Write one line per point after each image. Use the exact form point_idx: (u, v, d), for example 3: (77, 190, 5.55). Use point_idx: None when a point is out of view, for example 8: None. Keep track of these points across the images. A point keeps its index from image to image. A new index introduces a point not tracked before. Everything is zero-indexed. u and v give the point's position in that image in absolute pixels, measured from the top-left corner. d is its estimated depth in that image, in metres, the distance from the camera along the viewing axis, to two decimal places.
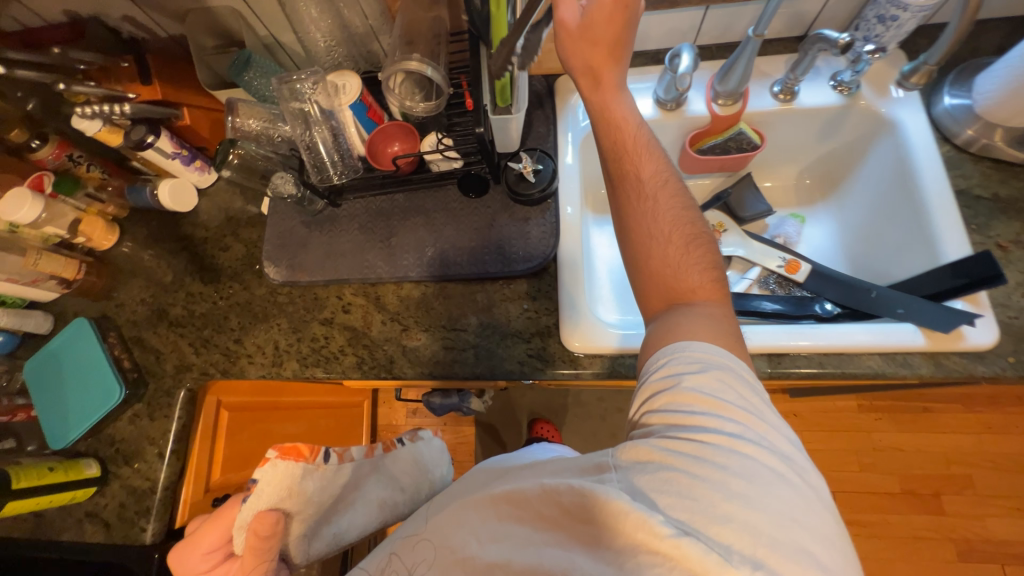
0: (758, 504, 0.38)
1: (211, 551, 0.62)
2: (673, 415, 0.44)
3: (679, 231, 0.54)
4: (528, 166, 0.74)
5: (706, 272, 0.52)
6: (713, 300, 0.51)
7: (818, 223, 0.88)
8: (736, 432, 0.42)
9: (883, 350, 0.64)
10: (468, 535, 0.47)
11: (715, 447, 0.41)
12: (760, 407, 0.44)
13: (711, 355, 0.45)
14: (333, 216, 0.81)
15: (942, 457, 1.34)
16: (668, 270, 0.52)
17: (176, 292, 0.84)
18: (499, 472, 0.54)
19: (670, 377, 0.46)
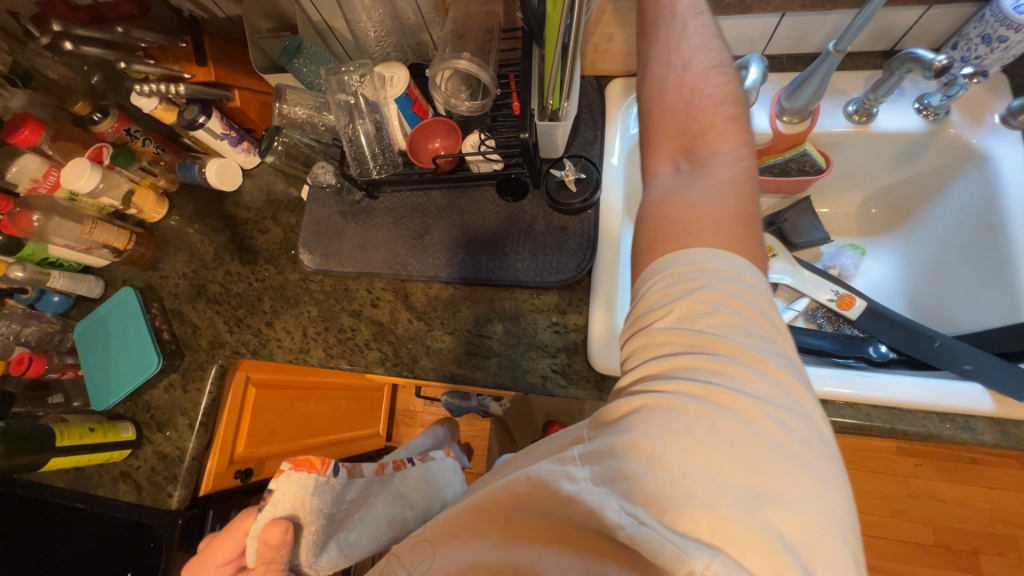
0: (726, 476, 0.32)
1: (222, 565, 0.67)
2: (653, 367, 0.39)
3: (694, 83, 0.50)
4: (571, 174, 0.71)
5: (718, 124, 0.48)
6: (725, 142, 0.47)
7: (880, 257, 0.82)
8: (717, 377, 0.36)
9: (942, 409, 0.58)
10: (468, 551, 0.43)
11: (689, 402, 0.35)
12: (754, 357, 0.37)
13: (699, 279, 0.40)
14: (369, 208, 0.81)
15: (987, 514, 1.25)
16: (678, 116, 0.50)
17: (215, 269, 0.86)
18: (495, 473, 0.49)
19: (653, 315, 0.41)
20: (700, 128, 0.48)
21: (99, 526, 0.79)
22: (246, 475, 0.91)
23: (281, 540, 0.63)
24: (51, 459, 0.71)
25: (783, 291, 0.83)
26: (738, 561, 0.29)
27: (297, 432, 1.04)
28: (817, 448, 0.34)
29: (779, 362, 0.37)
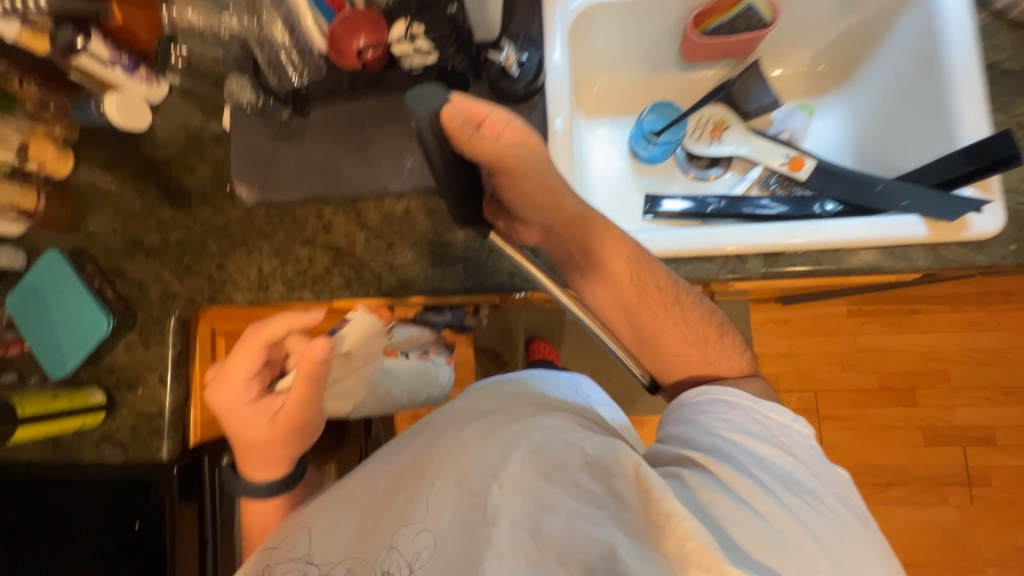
0: (793, 532, 0.42)
1: (249, 377, 0.57)
2: (735, 434, 0.50)
3: (656, 274, 0.62)
4: (511, 57, 0.67)
5: (700, 303, 0.64)
6: (720, 360, 0.63)
7: (830, 115, 0.83)
8: (761, 470, 0.46)
9: (882, 244, 0.62)
10: (474, 461, 0.47)
11: (763, 473, 0.46)
12: (820, 482, 0.47)
13: (741, 405, 0.53)
14: (302, 127, 0.75)
15: (922, 354, 1.40)
16: (676, 322, 0.63)
17: (147, 219, 0.80)
18: (492, 398, 0.59)
19: (718, 399, 0.54)
20: (698, 370, 0.63)
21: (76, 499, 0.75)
22: None
23: (331, 359, 0.55)
24: (17, 431, 0.68)
25: (738, 164, 0.85)
26: None
27: None
28: (868, 526, 0.45)
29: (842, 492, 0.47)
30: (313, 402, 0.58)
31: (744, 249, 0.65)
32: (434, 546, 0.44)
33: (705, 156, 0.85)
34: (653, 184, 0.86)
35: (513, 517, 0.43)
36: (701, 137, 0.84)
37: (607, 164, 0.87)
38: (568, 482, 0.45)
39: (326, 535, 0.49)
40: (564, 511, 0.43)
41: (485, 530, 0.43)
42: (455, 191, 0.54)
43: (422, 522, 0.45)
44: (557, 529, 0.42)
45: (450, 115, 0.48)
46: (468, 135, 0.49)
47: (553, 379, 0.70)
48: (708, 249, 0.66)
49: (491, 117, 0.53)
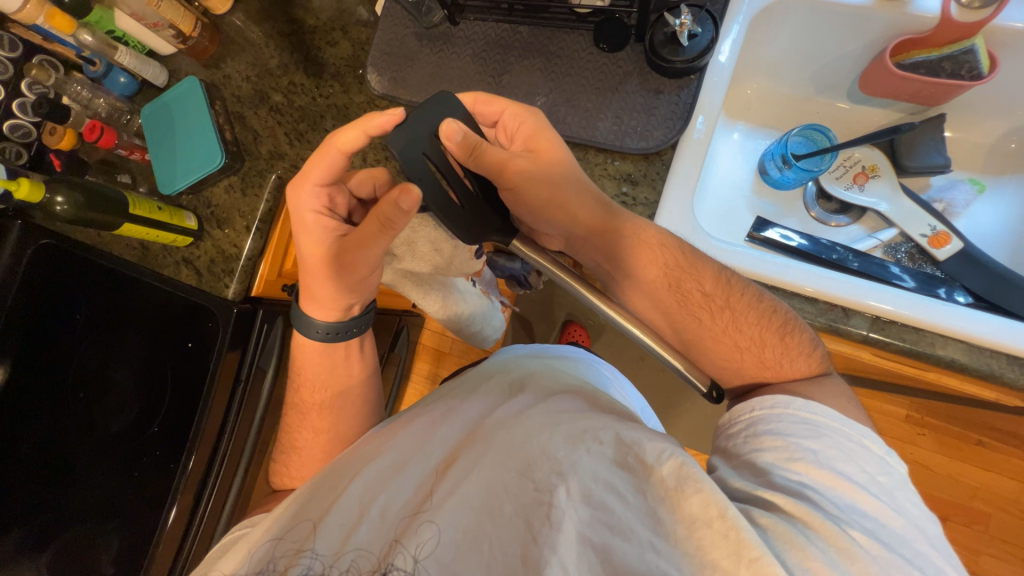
0: None
1: (321, 188, 0.62)
2: (822, 471, 0.45)
3: (703, 269, 0.58)
4: (685, 25, 0.62)
5: (757, 301, 0.56)
6: (782, 361, 0.54)
7: (996, 200, 0.75)
8: (864, 531, 0.41)
9: (1015, 352, 0.56)
10: (540, 451, 0.46)
11: (853, 520, 0.42)
12: (914, 523, 0.43)
13: (829, 429, 0.47)
14: (448, 34, 0.74)
15: (969, 490, 1.27)
16: (727, 325, 0.56)
17: (279, 78, 0.83)
18: (555, 384, 0.57)
19: (803, 422, 0.48)
20: (749, 365, 0.55)
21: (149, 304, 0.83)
22: None
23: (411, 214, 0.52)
24: (126, 225, 0.74)
25: (870, 219, 0.77)
26: None
27: None
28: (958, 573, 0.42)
29: (935, 536, 0.43)
30: (374, 247, 0.58)
31: (853, 305, 0.60)
32: (460, 544, 0.42)
33: (838, 198, 0.78)
34: (769, 208, 0.80)
35: (579, 527, 0.41)
36: (842, 178, 0.77)
37: (729, 172, 0.81)
38: (637, 501, 0.42)
39: (381, 500, 0.47)
40: (636, 536, 0.40)
41: (547, 534, 0.41)
42: (455, 208, 0.55)
43: (478, 506, 0.44)
44: (627, 553, 0.39)
45: (450, 130, 0.51)
46: (472, 149, 0.52)
47: (599, 374, 0.66)
48: (814, 292, 0.61)
49: (502, 119, 0.60)
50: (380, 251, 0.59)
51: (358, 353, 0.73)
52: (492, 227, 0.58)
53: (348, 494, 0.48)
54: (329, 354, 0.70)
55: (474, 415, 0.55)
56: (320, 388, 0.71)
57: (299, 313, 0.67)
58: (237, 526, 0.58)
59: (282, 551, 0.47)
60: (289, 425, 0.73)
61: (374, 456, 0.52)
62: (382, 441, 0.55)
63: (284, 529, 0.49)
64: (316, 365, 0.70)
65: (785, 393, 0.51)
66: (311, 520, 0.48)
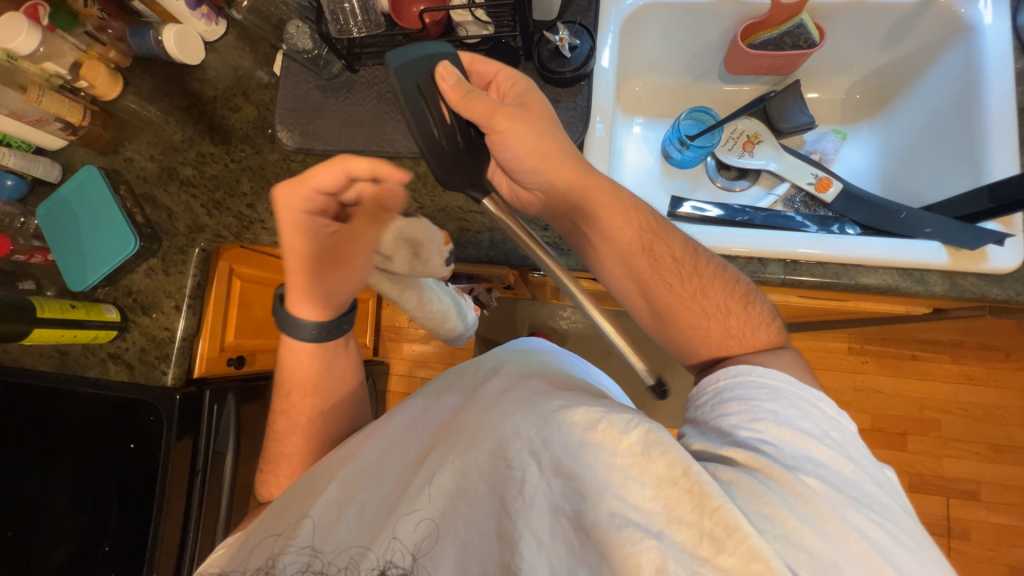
0: (839, 536, 0.41)
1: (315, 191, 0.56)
2: (780, 427, 0.48)
3: (674, 238, 0.61)
4: (565, 40, 0.68)
5: (722, 271, 0.60)
6: (744, 326, 0.58)
7: (858, 142, 0.87)
8: (817, 477, 0.45)
9: (902, 264, 0.64)
10: (511, 433, 0.46)
11: (810, 471, 0.45)
12: (864, 474, 0.47)
13: (787, 392, 0.51)
14: (350, 82, 0.77)
15: (917, 401, 1.40)
16: (695, 292, 0.59)
17: (186, 151, 0.81)
18: (522, 361, 0.57)
19: (763, 385, 0.52)
20: (719, 332, 0.59)
21: (81, 412, 0.77)
22: (239, 363, 0.91)
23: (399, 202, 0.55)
24: (37, 330, 0.68)
25: (765, 178, 0.87)
26: None
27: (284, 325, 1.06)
28: (907, 517, 0.46)
29: (884, 484, 0.47)
30: (368, 233, 0.60)
31: (765, 255, 0.67)
32: (438, 529, 0.46)
33: (734, 166, 0.86)
34: (680, 187, 0.88)
35: (550, 497, 0.44)
36: (733, 148, 0.86)
37: (639, 162, 0.89)
38: (607, 463, 0.43)
39: (362, 498, 0.50)
40: (606, 498, 0.42)
41: (521, 506, 0.44)
42: (441, 148, 0.52)
43: (453, 491, 0.47)
44: (598, 515, 0.41)
45: (445, 70, 0.50)
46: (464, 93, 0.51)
47: (574, 357, 0.66)
48: (731, 249, 0.67)
49: (496, 79, 0.58)
50: (371, 238, 0.60)
51: (346, 351, 0.71)
52: (465, 177, 0.54)
53: (327, 495, 0.51)
54: (319, 356, 0.67)
55: (449, 408, 0.55)
56: (311, 396, 0.68)
57: (286, 315, 0.64)
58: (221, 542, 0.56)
59: (274, 548, 0.50)
60: (274, 432, 0.69)
61: (352, 459, 0.54)
62: (359, 442, 0.57)
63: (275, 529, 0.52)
64: (305, 365, 0.67)
65: (747, 363, 0.55)
66: (293, 518, 0.51)
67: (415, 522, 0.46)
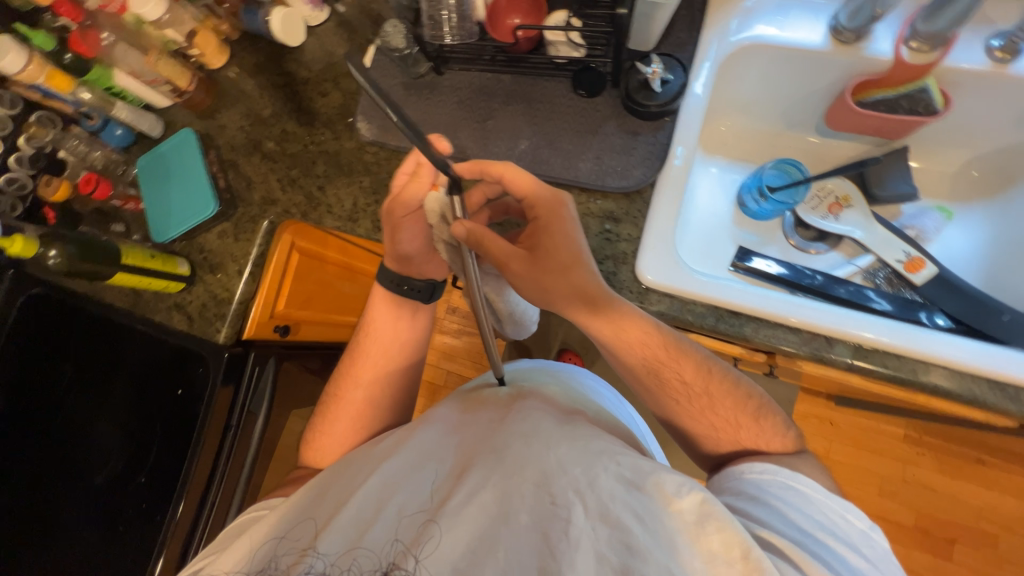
0: None
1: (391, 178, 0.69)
2: (811, 528, 0.48)
3: (686, 360, 0.59)
4: (657, 73, 0.66)
5: (734, 388, 0.59)
6: (758, 440, 0.58)
7: (965, 224, 0.78)
8: None
9: (995, 376, 0.58)
10: (557, 466, 0.47)
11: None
12: None
13: (822, 496, 0.50)
14: (433, 83, 0.78)
15: (974, 510, 1.25)
16: (704, 408, 0.60)
17: (272, 126, 0.86)
18: (552, 396, 0.59)
19: (797, 483, 0.51)
20: (726, 439, 0.59)
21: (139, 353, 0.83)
22: (283, 331, 0.95)
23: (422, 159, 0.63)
24: (118, 275, 0.74)
25: (847, 245, 0.80)
26: None
27: (331, 301, 1.10)
28: None
29: None
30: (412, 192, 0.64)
31: (834, 335, 0.61)
32: (476, 553, 0.42)
33: (814, 227, 0.80)
34: (750, 238, 0.82)
35: (597, 545, 0.41)
36: (817, 208, 0.80)
37: (709, 204, 0.84)
38: (657, 522, 0.43)
39: (398, 501, 0.48)
40: (655, 557, 0.40)
41: (565, 549, 0.41)
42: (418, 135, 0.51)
43: (493, 514, 0.45)
44: None
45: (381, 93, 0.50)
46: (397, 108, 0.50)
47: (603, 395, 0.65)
48: (798, 322, 0.62)
49: (505, 178, 0.60)
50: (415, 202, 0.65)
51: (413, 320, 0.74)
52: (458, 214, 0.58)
53: (367, 488, 0.50)
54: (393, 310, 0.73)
55: (486, 424, 0.56)
56: (381, 358, 0.73)
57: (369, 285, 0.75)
58: (253, 507, 0.59)
59: (284, 549, 0.48)
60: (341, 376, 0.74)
61: (393, 456, 0.54)
62: (400, 441, 0.57)
63: (284, 529, 0.50)
64: (388, 326, 0.73)
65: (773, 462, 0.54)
66: (328, 506, 0.51)
67: (452, 539, 0.43)
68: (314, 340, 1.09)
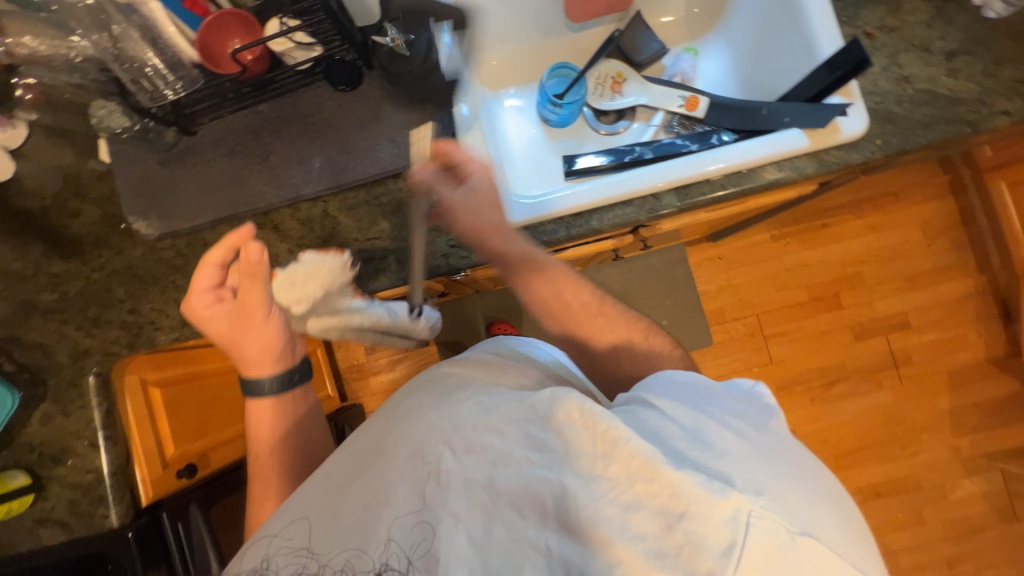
0: (746, 451, 0.42)
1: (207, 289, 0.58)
2: (679, 382, 0.51)
3: (574, 282, 0.65)
4: (397, 37, 0.64)
5: (622, 307, 0.66)
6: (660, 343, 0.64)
7: (710, 55, 0.91)
8: (717, 408, 0.47)
9: (776, 158, 0.68)
10: (426, 430, 0.47)
11: (713, 407, 0.47)
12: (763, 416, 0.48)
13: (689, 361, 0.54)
14: (192, 146, 0.70)
15: (840, 262, 1.53)
16: (601, 329, 0.65)
17: (35, 277, 0.72)
18: (474, 361, 0.56)
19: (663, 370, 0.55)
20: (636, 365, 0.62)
21: None
22: (190, 472, 0.84)
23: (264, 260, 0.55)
24: None
25: (642, 113, 0.89)
26: (761, 503, 0.38)
27: (233, 412, 0.99)
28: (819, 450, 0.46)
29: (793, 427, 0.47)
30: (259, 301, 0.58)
31: (660, 188, 0.69)
32: (365, 536, 0.44)
33: (611, 109, 0.88)
34: (569, 145, 0.88)
35: (465, 475, 0.44)
36: (604, 93, 0.87)
37: (520, 134, 0.88)
38: (517, 433, 0.45)
39: (291, 520, 0.48)
40: (515, 461, 0.43)
41: (438, 493, 0.44)
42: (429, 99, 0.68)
43: (375, 499, 0.46)
44: (507, 478, 0.43)
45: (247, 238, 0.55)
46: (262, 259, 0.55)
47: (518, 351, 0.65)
48: (626, 194, 0.68)
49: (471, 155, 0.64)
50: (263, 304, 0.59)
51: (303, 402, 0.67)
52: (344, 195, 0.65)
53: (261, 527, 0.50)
54: (278, 414, 0.64)
55: (370, 420, 0.54)
56: (286, 458, 0.64)
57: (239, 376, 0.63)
58: None
59: None
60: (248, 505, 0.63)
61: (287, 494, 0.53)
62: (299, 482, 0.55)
63: None
64: (268, 423, 0.64)
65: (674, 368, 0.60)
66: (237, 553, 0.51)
67: (368, 537, 0.44)
68: (235, 459, 0.98)
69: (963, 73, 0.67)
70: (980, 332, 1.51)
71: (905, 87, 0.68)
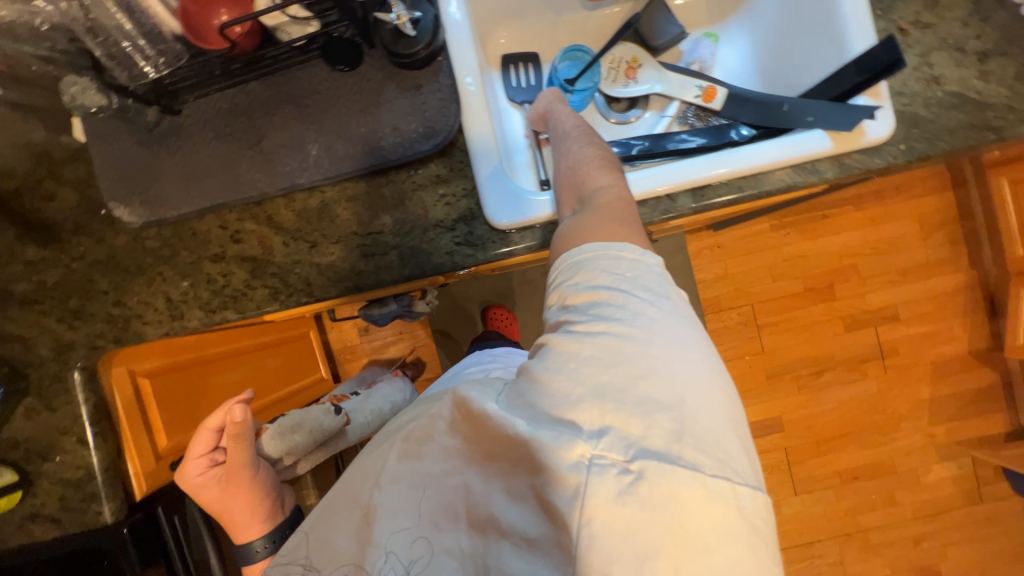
0: (615, 382, 0.41)
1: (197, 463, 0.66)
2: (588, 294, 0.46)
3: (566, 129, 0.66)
4: (403, 15, 0.59)
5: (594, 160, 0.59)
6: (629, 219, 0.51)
7: (730, 41, 0.87)
8: (610, 330, 0.43)
9: (796, 161, 0.66)
10: (373, 472, 0.53)
11: (603, 326, 0.43)
12: (657, 319, 0.43)
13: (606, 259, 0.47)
14: (177, 127, 0.65)
15: (836, 254, 1.53)
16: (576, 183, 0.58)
17: (9, 263, 0.67)
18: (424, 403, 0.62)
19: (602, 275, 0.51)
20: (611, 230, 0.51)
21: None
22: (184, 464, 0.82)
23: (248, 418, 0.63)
24: None
25: (655, 101, 0.85)
26: (619, 438, 0.39)
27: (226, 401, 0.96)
28: (708, 355, 0.43)
29: (688, 330, 0.43)
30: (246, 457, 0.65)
31: (674, 190, 0.66)
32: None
33: (623, 97, 0.84)
34: None
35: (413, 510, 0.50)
36: (617, 79, 0.82)
37: None
38: (439, 452, 0.50)
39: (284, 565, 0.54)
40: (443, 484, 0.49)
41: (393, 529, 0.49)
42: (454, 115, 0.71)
43: (344, 538, 0.52)
44: (441, 501, 0.48)
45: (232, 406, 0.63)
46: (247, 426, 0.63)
47: None
48: (640, 196, 0.66)
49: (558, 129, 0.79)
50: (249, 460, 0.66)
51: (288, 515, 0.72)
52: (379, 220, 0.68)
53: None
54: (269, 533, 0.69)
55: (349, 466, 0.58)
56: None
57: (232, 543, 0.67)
58: None
59: None
60: None
61: None
62: None
63: None
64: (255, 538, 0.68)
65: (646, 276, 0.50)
66: None
67: (333, 565, 0.52)
68: None
69: (994, 77, 0.64)
70: (966, 326, 1.54)
71: (934, 89, 0.65)
